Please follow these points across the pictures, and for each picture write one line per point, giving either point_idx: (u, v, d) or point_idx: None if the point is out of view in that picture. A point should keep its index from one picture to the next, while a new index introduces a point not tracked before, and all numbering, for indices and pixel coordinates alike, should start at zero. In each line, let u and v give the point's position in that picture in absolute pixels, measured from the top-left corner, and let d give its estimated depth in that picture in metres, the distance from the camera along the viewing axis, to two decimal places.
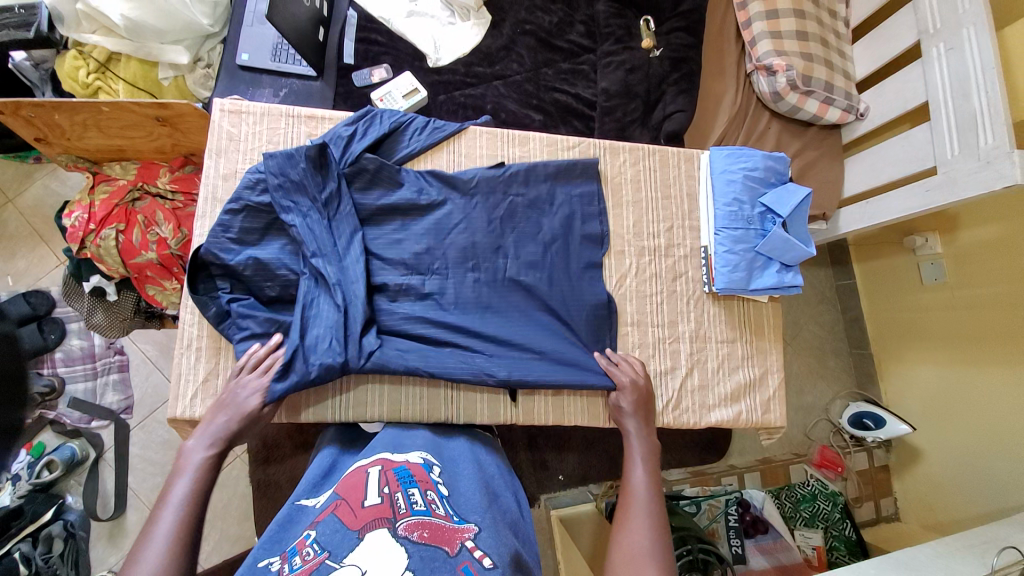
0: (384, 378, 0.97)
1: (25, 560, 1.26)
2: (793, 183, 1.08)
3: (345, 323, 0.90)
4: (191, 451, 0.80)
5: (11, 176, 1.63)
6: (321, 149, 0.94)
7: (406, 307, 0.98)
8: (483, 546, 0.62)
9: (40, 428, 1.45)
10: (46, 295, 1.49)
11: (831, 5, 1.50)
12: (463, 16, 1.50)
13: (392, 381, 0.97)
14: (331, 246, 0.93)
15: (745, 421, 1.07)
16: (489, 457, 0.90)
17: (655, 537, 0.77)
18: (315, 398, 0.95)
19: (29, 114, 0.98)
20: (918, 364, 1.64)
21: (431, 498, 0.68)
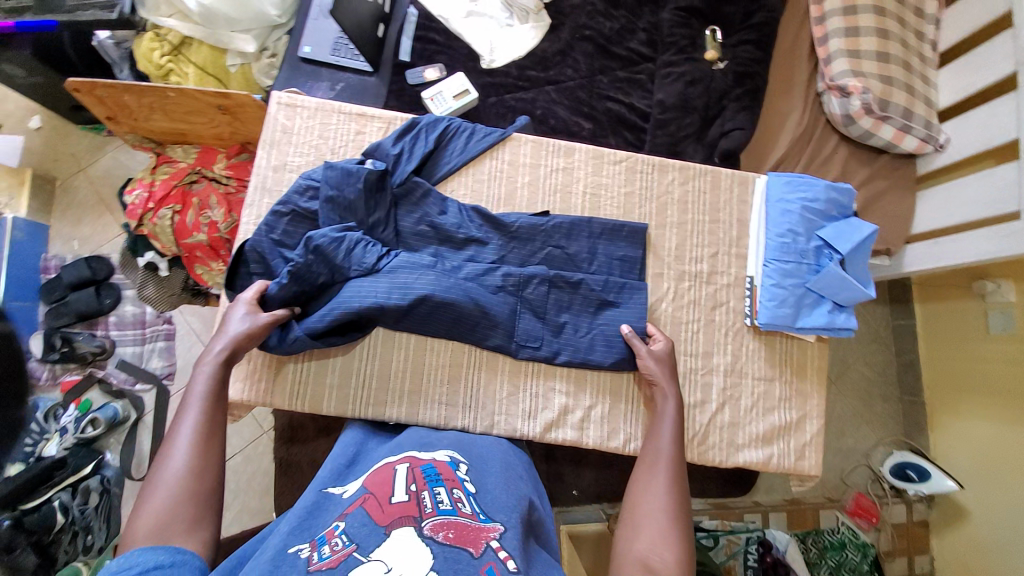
0: (404, 391, 0.97)
1: (63, 509, 1.42)
2: (857, 218, 1.00)
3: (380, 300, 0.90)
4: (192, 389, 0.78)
5: (87, 146, 1.76)
6: (380, 174, 0.95)
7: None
8: (508, 547, 0.62)
9: (89, 385, 1.60)
10: (105, 262, 1.65)
11: (917, 27, 1.39)
12: (522, 19, 1.48)
13: (411, 397, 0.97)
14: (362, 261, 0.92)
15: (776, 465, 1.01)
16: (509, 454, 0.88)
17: (671, 553, 0.69)
18: (345, 360, 0.97)
19: (103, 93, 1.03)
20: (974, 419, 1.52)
21: (457, 497, 0.68)
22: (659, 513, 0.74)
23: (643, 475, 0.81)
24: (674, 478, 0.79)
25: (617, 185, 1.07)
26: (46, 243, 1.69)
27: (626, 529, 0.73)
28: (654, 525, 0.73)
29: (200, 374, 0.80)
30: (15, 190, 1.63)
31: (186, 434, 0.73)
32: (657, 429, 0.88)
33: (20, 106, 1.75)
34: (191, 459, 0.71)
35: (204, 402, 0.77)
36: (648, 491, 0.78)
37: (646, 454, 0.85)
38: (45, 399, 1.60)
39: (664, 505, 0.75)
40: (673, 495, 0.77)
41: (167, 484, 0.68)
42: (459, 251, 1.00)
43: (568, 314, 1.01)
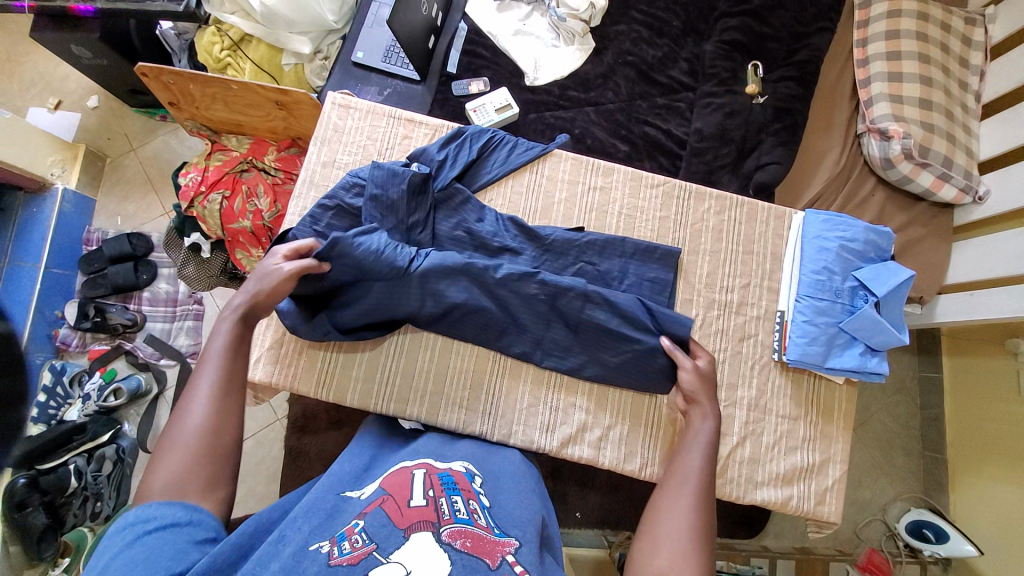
0: (427, 391, 0.98)
1: (77, 473, 1.48)
2: (895, 263, 0.99)
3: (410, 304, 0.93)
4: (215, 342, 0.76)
5: (139, 128, 1.84)
6: (425, 178, 0.98)
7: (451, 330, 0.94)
8: (523, 561, 0.62)
9: (115, 355, 1.65)
10: (145, 239, 1.71)
11: (962, 77, 1.39)
12: (568, 40, 1.52)
13: (433, 397, 0.98)
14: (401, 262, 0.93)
15: (794, 507, 0.99)
16: (523, 469, 0.87)
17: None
18: (373, 354, 0.99)
19: (169, 80, 1.09)
20: (998, 483, 1.47)
21: (473, 508, 0.68)
22: (679, 536, 0.70)
23: (666, 494, 0.77)
24: (700, 501, 0.75)
25: (653, 209, 1.08)
26: (90, 216, 1.77)
27: (643, 550, 0.70)
28: (673, 549, 0.69)
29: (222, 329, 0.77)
30: (68, 164, 1.71)
31: (205, 386, 0.72)
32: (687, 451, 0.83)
33: (81, 85, 1.84)
34: (209, 415, 0.69)
35: (224, 358, 0.75)
36: (670, 514, 0.73)
37: (669, 476, 0.80)
38: (71, 364, 1.64)
39: (685, 531, 0.71)
40: (697, 519, 0.72)
41: (185, 436, 0.67)
42: (492, 258, 1.02)
43: (593, 334, 0.98)
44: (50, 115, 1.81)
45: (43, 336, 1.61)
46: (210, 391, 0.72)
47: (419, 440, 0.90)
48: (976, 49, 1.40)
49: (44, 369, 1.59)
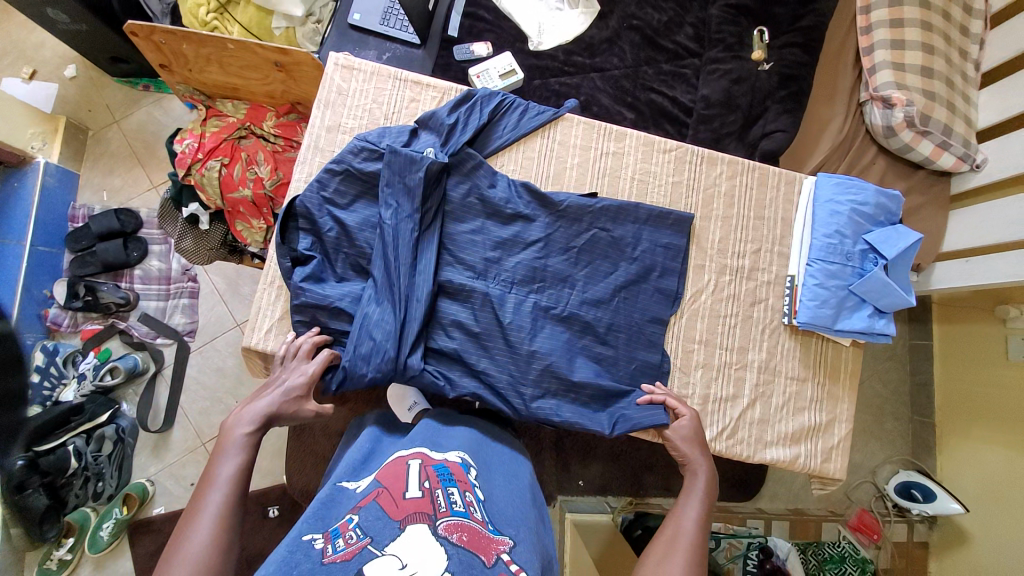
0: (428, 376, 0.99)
1: (77, 454, 1.46)
2: (903, 225, 1.00)
3: (403, 330, 0.91)
4: (221, 461, 0.75)
5: (121, 98, 1.76)
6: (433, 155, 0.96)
7: (462, 381, 0.95)
8: (518, 560, 0.65)
9: (109, 335, 1.63)
10: (134, 216, 1.65)
11: (963, 45, 1.38)
12: (573, 3, 1.48)
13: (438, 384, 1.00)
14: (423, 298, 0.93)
15: (802, 465, 1.01)
16: (515, 467, 0.90)
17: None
18: None
19: (161, 40, 1.03)
20: (983, 445, 1.53)
21: (469, 500, 0.71)
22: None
23: (656, 549, 0.77)
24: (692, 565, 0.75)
25: (665, 175, 1.07)
26: (75, 192, 1.70)
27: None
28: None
29: (234, 452, 0.76)
30: (49, 137, 1.64)
31: (215, 505, 0.70)
32: (682, 507, 0.83)
33: (56, 53, 1.74)
34: (215, 538, 0.67)
35: (234, 480, 0.73)
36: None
37: (662, 533, 0.80)
38: (63, 345, 1.60)
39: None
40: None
41: (192, 561, 0.64)
42: (505, 226, 1.00)
43: (595, 321, 0.99)
44: (25, 86, 1.72)
45: (32, 316, 1.56)
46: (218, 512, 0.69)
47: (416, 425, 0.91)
48: (978, 16, 1.38)
49: (36, 349, 1.54)
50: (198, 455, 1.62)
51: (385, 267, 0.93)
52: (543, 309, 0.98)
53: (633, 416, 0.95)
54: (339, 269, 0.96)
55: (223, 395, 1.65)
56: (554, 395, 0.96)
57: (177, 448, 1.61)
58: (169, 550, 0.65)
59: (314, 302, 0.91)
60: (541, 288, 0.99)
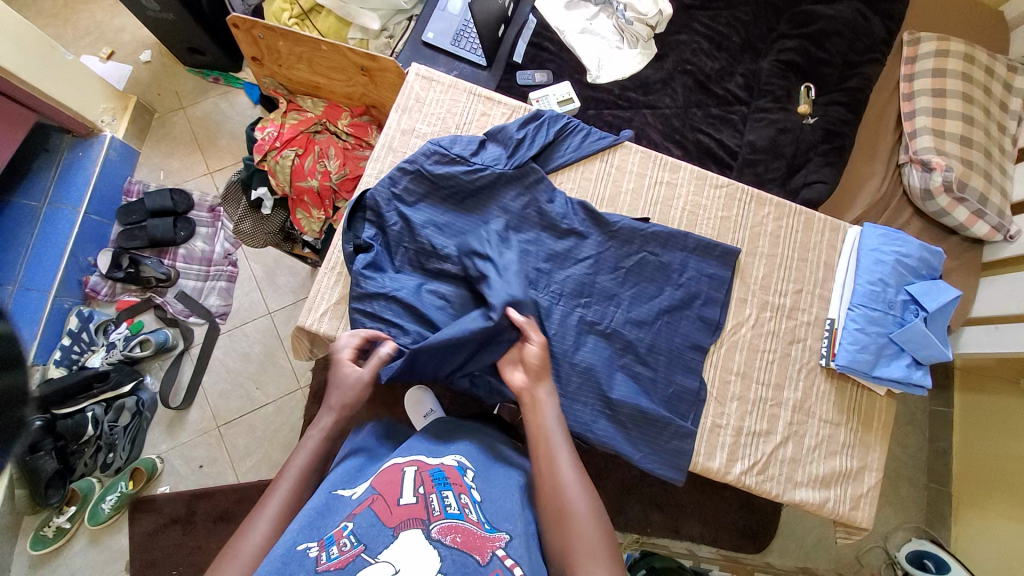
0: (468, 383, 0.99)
1: (94, 421, 1.49)
2: (943, 281, 1.04)
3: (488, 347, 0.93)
4: (297, 456, 0.80)
5: (192, 87, 1.85)
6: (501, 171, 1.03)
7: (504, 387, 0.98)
8: (514, 555, 0.65)
9: (144, 308, 1.67)
10: (186, 196, 1.72)
11: (1002, 120, 1.43)
12: (632, 44, 1.57)
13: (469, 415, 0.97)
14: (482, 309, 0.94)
15: (830, 510, 1.01)
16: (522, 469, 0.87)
17: (603, 543, 0.70)
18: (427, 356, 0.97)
19: (259, 35, 1.12)
20: (1002, 520, 1.50)
21: (464, 503, 0.72)
22: (577, 502, 0.74)
23: (545, 466, 0.79)
24: (576, 460, 0.80)
25: (715, 209, 1.12)
26: (132, 168, 1.77)
27: (558, 528, 0.72)
28: (584, 521, 0.72)
29: (307, 444, 0.81)
30: (118, 114, 1.73)
31: (278, 500, 0.75)
32: (536, 416, 0.85)
33: (138, 39, 1.86)
34: (269, 536, 0.71)
35: (300, 478, 0.78)
36: (558, 489, 0.76)
37: (536, 453, 0.81)
38: (98, 313, 1.65)
39: (585, 506, 0.74)
40: (578, 477, 0.77)
41: (251, 548, 0.70)
42: (559, 239, 1.05)
43: (638, 341, 1.02)
44: (104, 65, 1.83)
45: (74, 281, 1.61)
46: (281, 505, 0.75)
47: (405, 444, 0.86)
48: (1017, 95, 1.44)
49: (72, 313, 1.60)
50: (210, 437, 1.62)
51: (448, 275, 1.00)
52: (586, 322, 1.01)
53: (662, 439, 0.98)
54: (397, 261, 1.00)
55: (244, 381, 1.67)
56: (592, 410, 0.98)
57: (192, 428, 1.62)
58: (239, 529, 0.72)
59: (374, 289, 0.95)
60: (587, 303, 1.02)
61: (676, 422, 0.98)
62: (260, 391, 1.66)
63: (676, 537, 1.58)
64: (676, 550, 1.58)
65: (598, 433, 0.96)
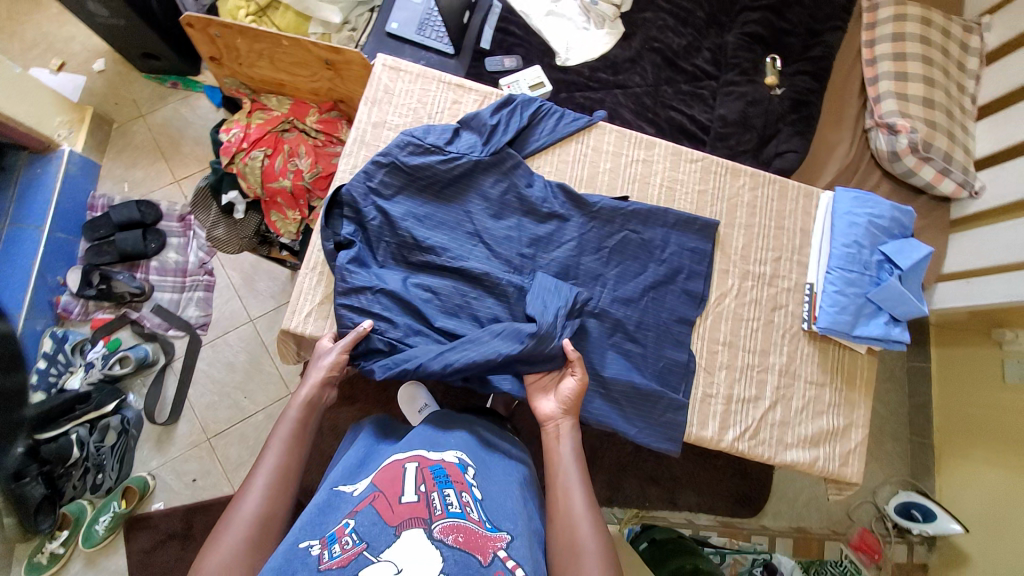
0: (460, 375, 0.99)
1: (80, 443, 1.44)
2: (915, 239, 1.06)
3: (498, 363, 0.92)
4: (283, 423, 0.82)
5: (149, 93, 1.79)
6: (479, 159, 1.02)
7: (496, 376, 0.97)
8: (516, 556, 0.66)
9: (120, 325, 1.61)
10: (154, 207, 1.66)
11: (961, 80, 1.47)
12: (598, 24, 1.56)
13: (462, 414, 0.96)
14: (514, 327, 0.92)
15: (820, 468, 1.04)
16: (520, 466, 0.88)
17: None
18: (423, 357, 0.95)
19: (216, 33, 1.09)
20: (984, 465, 1.56)
21: (466, 500, 0.71)
22: (586, 538, 0.74)
23: (557, 496, 0.80)
24: (590, 494, 0.80)
25: (691, 183, 1.13)
26: (95, 181, 1.71)
27: (567, 562, 0.72)
28: (593, 558, 0.72)
29: (289, 413, 0.83)
30: (75, 125, 1.66)
31: (269, 467, 0.77)
32: (554, 445, 0.86)
33: (88, 47, 1.78)
34: (262, 502, 0.74)
35: (287, 444, 0.80)
36: (571, 523, 0.76)
37: (552, 482, 0.82)
38: (73, 333, 1.59)
39: (593, 542, 0.74)
40: (590, 512, 0.77)
41: (246, 516, 0.72)
42: (541, 223, 1.05)
43: (625, 318, 1.03)
44: (55, 76, 1.75)
45: (44, 302, 1.56)
46: (273, 469, 0.77)
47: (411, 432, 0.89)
48: (974, 54, 1.48)
49: (45, 335, 1.54)
50: (201, 451, 1.59)
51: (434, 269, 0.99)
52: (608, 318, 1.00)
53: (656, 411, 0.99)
54: (379, 256, 0.99)
55: (231, 391, 1.63)
56: (586, 390, 0.98)
57: (181, 442, 1.59)
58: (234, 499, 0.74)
59: (358, 286, 0.93)
60: (572, 286, 1.03)
61: (669, 395, 1.00)
62: (248, 400, 1.63)
63: (675, 509, 1.61)
64: (675, 522, 1.61)
65: (593, 413, 0.97)
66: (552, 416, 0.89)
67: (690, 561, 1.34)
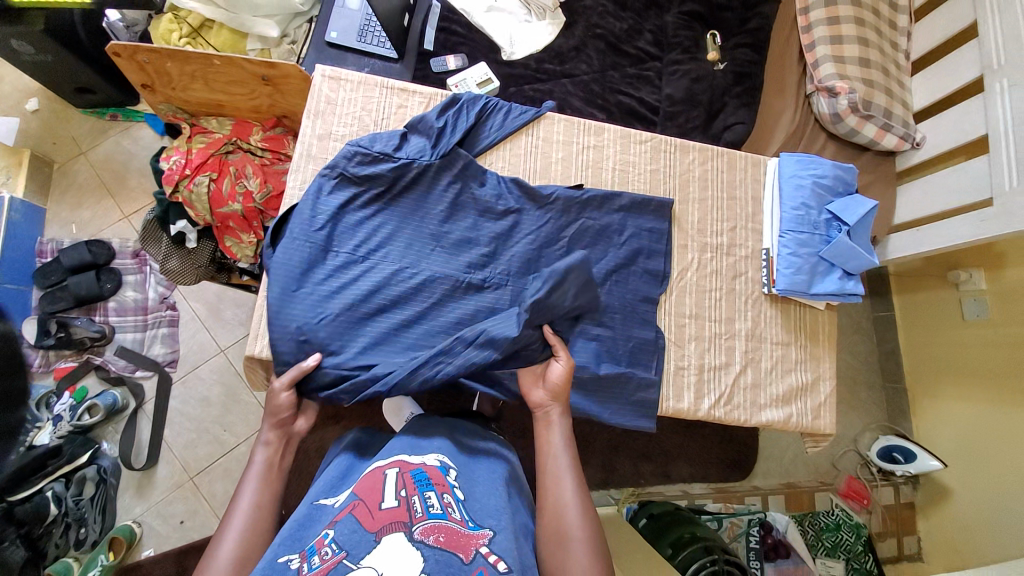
0: None
1: (57, 500, 1.39)
2: (860, 194, 1.10)
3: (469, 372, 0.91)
4: (255, 464, 0.81)
5: (88, 129, 1.72)
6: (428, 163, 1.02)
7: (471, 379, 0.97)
8: (499, 551, 0.65)
9: (85, 373, 1.56)
10: (106, 246, 1.60)
11: (892, 37, 1.52)
12: (540, 16, 1.56)
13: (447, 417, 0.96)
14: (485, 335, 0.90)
15: (795, 424, 1.07)
16: (501, 460, 0.88)
17: (595, 572, 0.70)
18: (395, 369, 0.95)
19: (144, 59, 1.06)
20: (954, 403, 1.62)
21: (447, 502, 0.70)
22: (575, 523, 0.75)
23: (547, 482, 0.81)
24: (580, 481, 0.81)
25: (643, 163, 1.15)
26: (41, 227, 1.64)
27: (554, 549, 0.73)
28: (580, 545, 0.73)
29: (256, 457, 0.82)
30: (12, 170, 1.59)
31: (244, 509, 0.76)
32: (546, 432, 0.87)
33: (16, 88, 1.70)
34: (238, 545, 0.71)
35: (259, 486, 0.79)
36: (559, 510, 0.77)
37: (542, 470, 0.83)
38: (35, 386, 1.52)
39: (580, 526, 0.75)
40: (580, 498, 0.78)
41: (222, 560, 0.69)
42: (498, 220, 1.05)
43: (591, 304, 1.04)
44: None
45: None
46: (248, 511, 0.76)
47: (390, 443, 0.86)
48: (902, 12, 1.53)
49: None
50: (184, 490, 1.55)
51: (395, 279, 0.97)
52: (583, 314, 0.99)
53: (630, 392, 1.01)
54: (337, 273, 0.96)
55: (209, 425, 1.59)
56: None
57: (162, 484, 1.54)
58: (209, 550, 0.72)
59: (319, 305, 0.91)
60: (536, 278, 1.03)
61: (639, 374, 1.02)
62: (228, 432, 1.59)
63: (669, 482, 1.64)
64: (670, 495, 1.63)
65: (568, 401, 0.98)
66: (543, 404, 0.90)
67: (686, 531, 1.38)
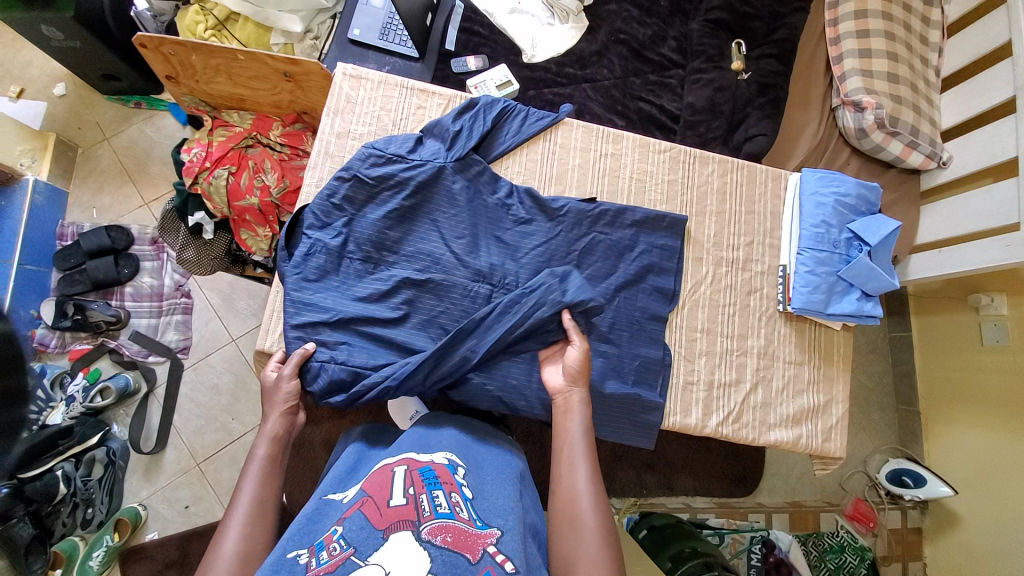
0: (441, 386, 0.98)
1: (66, 479, 1.38)
2: (882, 214, 1.08)
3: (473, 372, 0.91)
4: (256, 456, 0.80)
5: (112, 115, 1.75)
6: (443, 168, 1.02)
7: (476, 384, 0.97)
8: (506, 551, 0.64)
9: (99, 356, 1.58)
10: (125, 232, 1.62)
11: (923, 53, 1.48)
12: (563, 19, 1.55)
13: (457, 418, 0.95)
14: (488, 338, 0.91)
15: (804, 445, 1.06)
16: (508, 460, 0.87)
17: (605, 560, 0.69)
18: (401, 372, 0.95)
19: (168, 51, 1.06)
20: (968, 428, 1.59)
21: (455, 501, 0.69)
22: (588, 513, 0.73)
23: (562, 469, 0.79)
24: (596, 471, 0.78)
25: (661, 173, 1.13)
26: (63, 211, 1.67)
27: (565, 534, 0.72)
28: (592, 535, 0.72)
29: (260, 448, 0.81)
30: (38, 154, 1.63)
31: (247, 503, 0.75)
32: (566, 420, 0.85)
33: (44, 72, 1.73)
34: (244, 541, 0.70)
35: (263, 479, 0.78)
36: (573, 497, 0.75)
37: (558, 456, 0.81)
38: (51, 366, 1.56)
39: (593, 516, 0.73)
40: (595, 488, 0.76)
41: (227, 555, 0.68)
42: (511, 226, 1.05)
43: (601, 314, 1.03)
44: (12, 104, 1.70)
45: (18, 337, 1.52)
46: (251, 505, 0.75)
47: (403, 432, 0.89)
48: (935, 27, 1.49)
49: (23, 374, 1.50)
50: (191, 476, 1.57)
51: (404, 281, 0.97)
52: (593, 328, 0.97)
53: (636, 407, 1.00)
54: (347, 273, 0.97)
55: (218, 412, 1.61)
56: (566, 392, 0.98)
57: (170, 469, 1.56)
58: (210, 546, 0.70)
59: (328, 308, 0.93)
60: None
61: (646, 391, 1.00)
62: (236, 421, 1.61)
63: (672, 494, 1.62)
64: (673, 507, 1.62)
65: None
66: (564, 391, 0.89)
67: (687, 546, 1.37)
